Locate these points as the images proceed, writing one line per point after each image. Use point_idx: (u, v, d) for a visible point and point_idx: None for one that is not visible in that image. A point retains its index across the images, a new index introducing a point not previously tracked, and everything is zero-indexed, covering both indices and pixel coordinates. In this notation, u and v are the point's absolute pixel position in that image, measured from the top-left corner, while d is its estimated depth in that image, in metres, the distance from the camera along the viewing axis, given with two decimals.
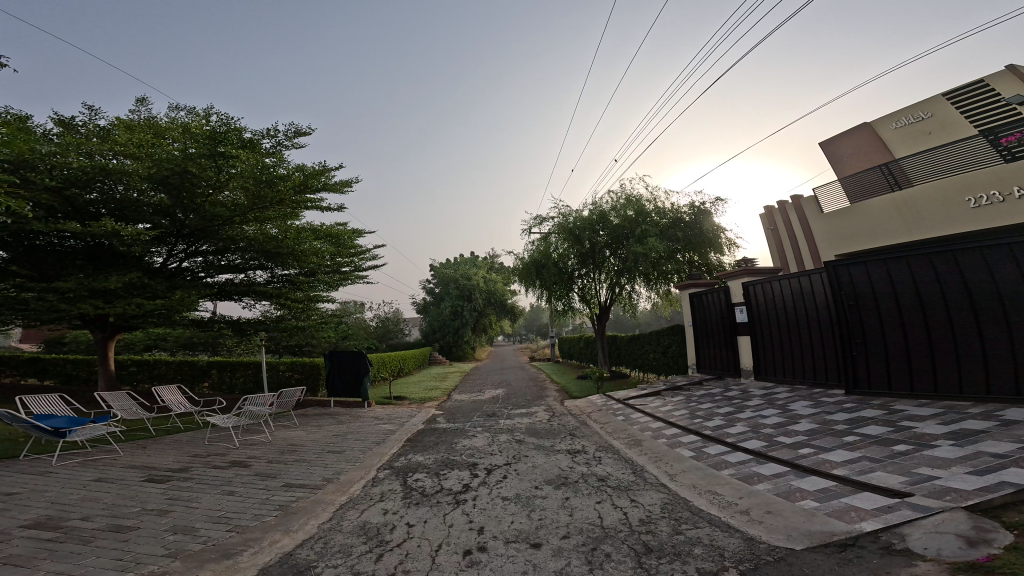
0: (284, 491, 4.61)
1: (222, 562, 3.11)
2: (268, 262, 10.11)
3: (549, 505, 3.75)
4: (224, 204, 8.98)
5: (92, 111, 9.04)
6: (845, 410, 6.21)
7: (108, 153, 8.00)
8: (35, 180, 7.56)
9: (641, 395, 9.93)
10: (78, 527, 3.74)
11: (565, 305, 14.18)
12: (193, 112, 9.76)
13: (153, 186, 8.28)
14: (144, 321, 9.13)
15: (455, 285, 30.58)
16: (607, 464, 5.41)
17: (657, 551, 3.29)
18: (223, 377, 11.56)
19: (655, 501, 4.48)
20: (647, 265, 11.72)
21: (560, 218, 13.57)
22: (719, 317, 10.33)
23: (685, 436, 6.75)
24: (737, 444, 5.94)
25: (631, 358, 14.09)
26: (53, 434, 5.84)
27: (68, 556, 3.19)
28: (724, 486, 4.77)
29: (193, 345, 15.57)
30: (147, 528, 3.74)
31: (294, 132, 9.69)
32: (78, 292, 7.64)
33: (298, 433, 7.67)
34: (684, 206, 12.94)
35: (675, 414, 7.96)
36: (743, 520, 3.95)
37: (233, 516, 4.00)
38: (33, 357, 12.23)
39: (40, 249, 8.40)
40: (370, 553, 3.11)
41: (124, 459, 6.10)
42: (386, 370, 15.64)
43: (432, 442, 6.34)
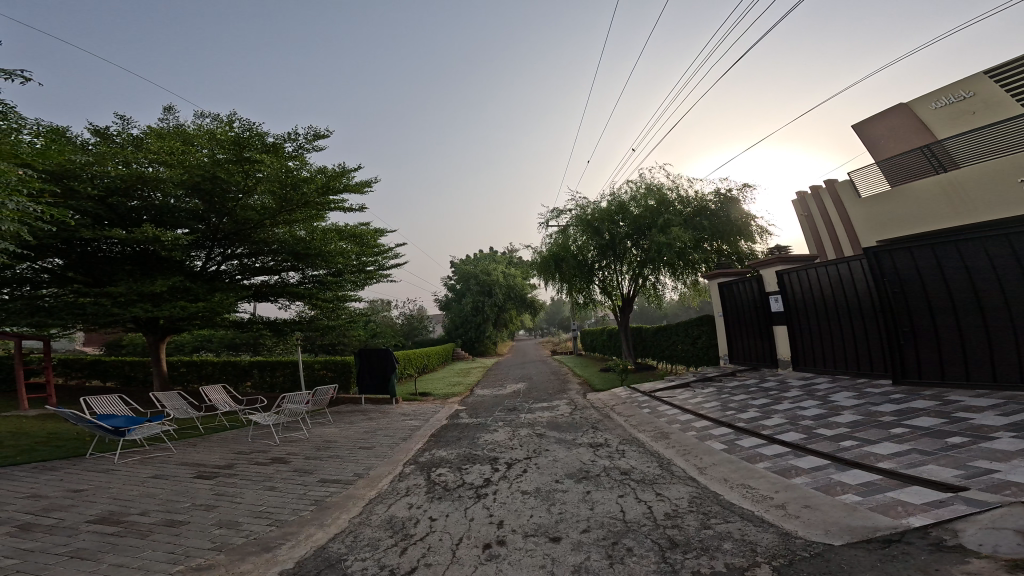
0: (319, 487, 4.72)
1: (261, 556, 3.19)
2: (299, 263, 10.35)
3: (569, 499, 3.70)
4: (253, 208, 9.28)
5: (126, 121, 9.41)
6: (891, 401, 5.91)
7: (144, 162, 8.32)
8: (79, 189, 7.92)
9: (671, 387, 9.74)
10: (136, 521, 3.92)
11: (587, 298, 14.11)
12: (217, 119, 10.04)
13: (188, 192, 8.77)
14: (190, 323, 9.49)
15: (476, 280, 30.59)
16: (631, 457, 5.32)
17: (683, 546, 3.21)
18: (263, 376, 11.95)
19: (683, 494, 4.37)
20: (672, 255, 11.45)
21: (577, 210, 13.38)
22: (752, 307, 10.02)
23: (716, 428, 6.57)
24: (773, 436, 5.74)
25: (658, 350, 13.85)
26: (114, 433, 6.12)
27: (127, 549, 3.35)
28: (758, 479, 4.62)
29: (236, 345, 16.18)
30: (195, 522, 3.88)
31: (314, 134, 9.84)
32: (129, 296, 7.99)
33: (333, 430, 7.85)
34: (709, 193, 12.60)
35: (706, 406, 7.77)
36: (779, 515, 3.81)
37: (272, 510, 4.12)
38: (93, 360, 12.92)
39: (92, 255, 8.83)
40: (395, 547, 3.14)
41: (177, 457, 6.37)
42: (412, 367, 15.85)
43: (456, 437, 6.39)
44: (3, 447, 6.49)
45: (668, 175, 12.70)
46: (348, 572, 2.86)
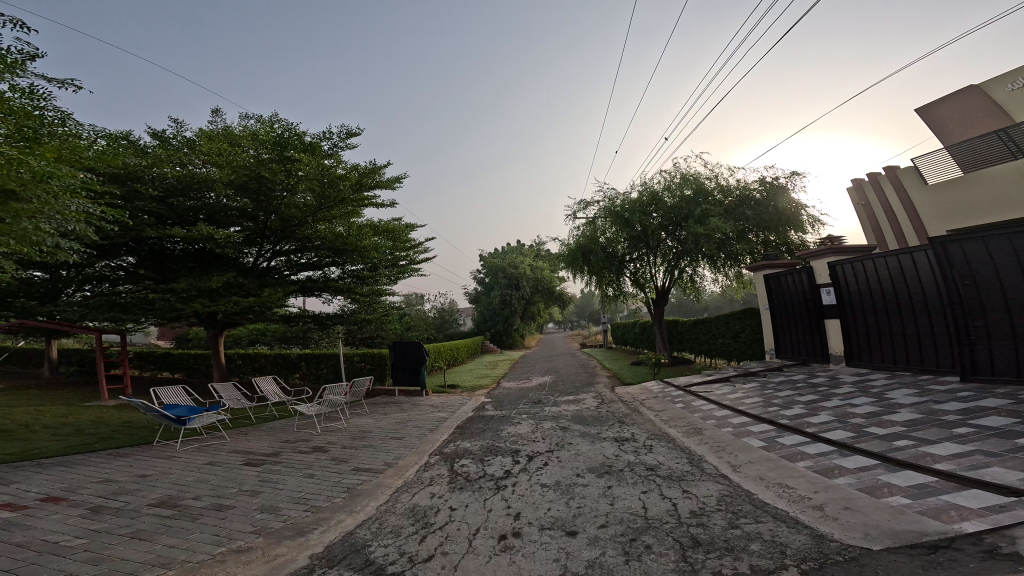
0: (353, 475, 4.88)
1: (295, 539, 3.33)
2: (340, 258, 10.62)
3: (589, 493, 3.67)
4: (297, 206, 9.62)
5: (180, 124, 9.96)
6: (956, 400, 5.50)
7: (197, 162, 8.78)
8: (144, 191, 8.49)
9: (710, 382, 9.46)
10: (189, 505, 4.18)
11: (617, 290, 13.98)
12: (260, 120, 10.47)
13: (237, 191, 9.12)
14: (244, 317, 9.96)
15: (504, 273, 30.69)
16: (659, 453, 5.20)
17: (706, 545, 3.11)
18: (310, 368, 12.43)
19: (711, 492, 4.24)
20: (711, 247, 11.16)
21: (606, 202, 13.12)
22: (802, 300, 9.55)
23: (756, 425, 6.33)
24: (818, 434, 5.47)
25: (695, 344, 13.49)
26: (177, 422, 6.48)
27: (178, 531, 3.57)
28: (798, 479, 4.42)
29: (287, 339, 16.90)
30: (240, 507, 4.10)
31: (346, 133, 10.09)
32: (190, 292, 8.48)
33: (368, 420, 8.08)
34: (752, 181, 12.04)
35: (746, 402, 7.50)
36: (815, 516, 3.64)
37: (309, 496, 4.29)
38: (163, 353, 13.81)
39: (159, 253, 9.43)
40: (416, 534, 3.18)
41: (231, 445, 6.73)
42: (442, 359, 16.12)
43: (481, 429, 6.44)
44: (83, 433, 7.04)
45: (705, 163, 12.19)
46: (370, 557, 2.93)
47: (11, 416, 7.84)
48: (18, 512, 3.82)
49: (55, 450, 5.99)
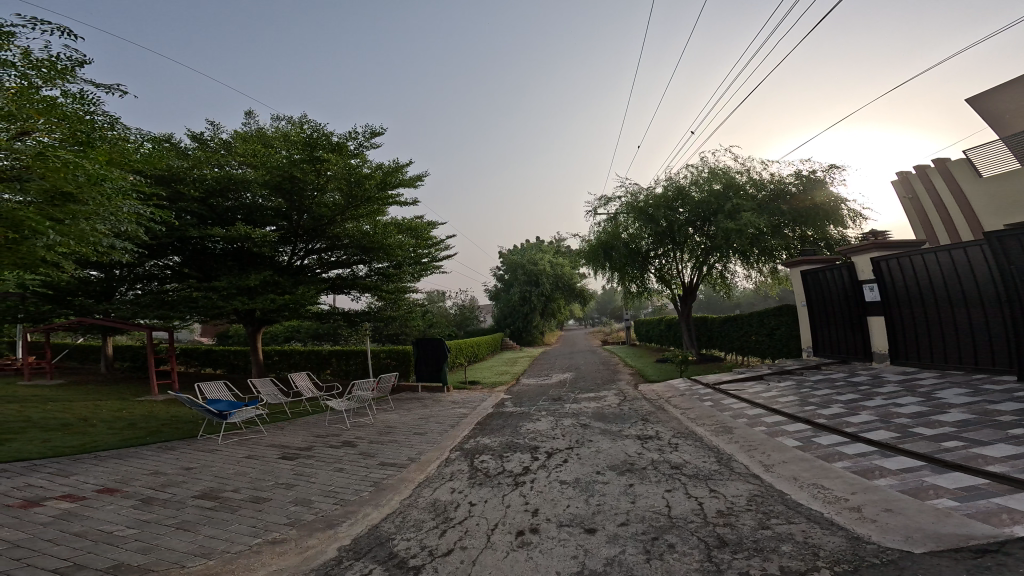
0: (379, 469, 4.93)
1: (325, 532, 3.35)
2: (367, 256, 10.83)
3: (610, 491, 3.61)
4: (327, 204, 9.72)
5: (216, 127, 10.36)
6: (1013, 400, 5.18)
7: (230, 163, 9.31)
8: (186, 192, 9.02)
9: (741, 380, 9.21)
10: (229, 498, 4.27)
11: (641, 286, 13.81)
12: (291, 121, 10.74)
13: (271, 191, 9.42)
14: (280, 314, 10.19)
15: (524, 270, 30.60)
16: (685, 451, 5.09)
17: (733, 545, 3.01)
18: (340, 364, 12.73)
19: (741, 492, 4.11)
20: (744, 242, 10.74)
21: (627, 198, 12.89)
22: (843, 297, 9.17)
23: (790, 424, 6.13)
24: (857, 434, 5.24)
25: (725, 340, 13.18)
26: (219, 417, 6.67)
27: (219, 522, 3.64)
28: (834, 479, 4.24)
29: (320, 335, 17.34)
30: (275, 500, 4.16)
31: (371, 132, 10.24)
32: (230, 290, 8.82)
33: (393, 416, 8.20)
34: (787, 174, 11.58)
35: (780, 400, 7.25)
36: (851, 517, 3.49)
37: (338, 490, 4.34)
38: (206, 349, 14.40)
39: (202, 252, 9.84)
40: (436, 528, 3.19)
41: (269, 439, 6.93)
42: (464, 356, 16.24)
43: (501, 425, 6.46)
44: (135, 427, 7.36)
45: (736, 156, 11.79)
46: (392, 550, 2.94)
47: (72, 409, 8.34)
48: (76, 502, 3.95)
49: (110, 443, 6.26)
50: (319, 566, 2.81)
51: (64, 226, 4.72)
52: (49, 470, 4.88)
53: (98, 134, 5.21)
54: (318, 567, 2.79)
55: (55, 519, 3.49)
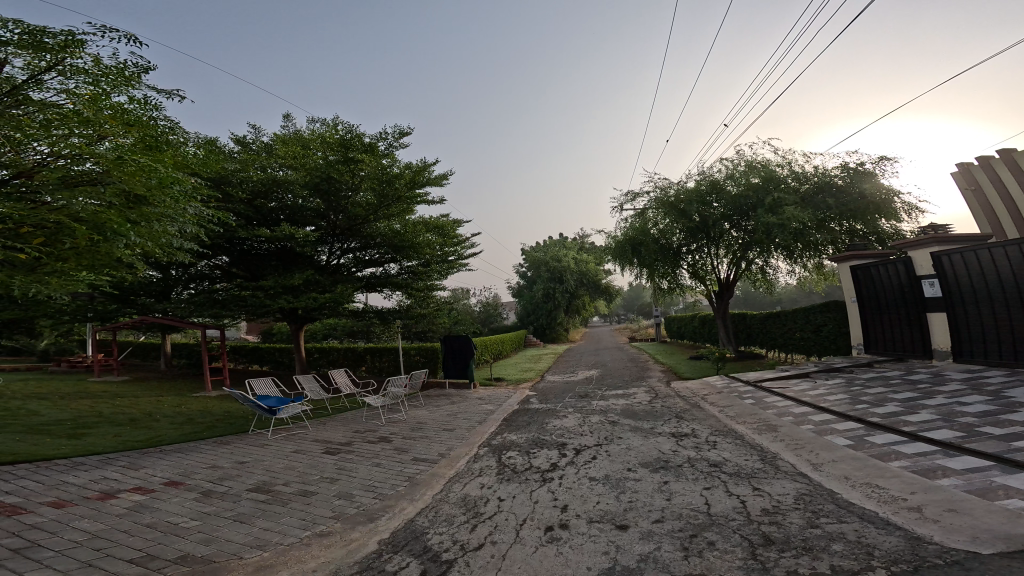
0: (411, 464, 4.84)
1: (366, 525, 3.24)
2: (397, 255, 11.00)
3: (642, 488, 3.53)
4: (361, 204, 10.04)
5: (257, 130, 10.78)
6: None
7: (275, 166, 9.58)
8: (233, 194, 9.44)
9: (783, 378, 8.81)
10: (281, 491, 4.03)
11: (673, 282, 13.50)
12: (325, 123, 11.05)
13: (310, 192, 9.75)
14: (321, 313, 10.48)
15: (547, 267, 30.31)
16: (724, 450, 4.89)
17: (780, 544, 2.86)
18: (374, 361, 12.98)
19: (787, 491, 3.90)
20: (786, 237, 10.29)
21: (656, 194, 12.59)
22: (897, 293, 8.66)
23: (841, 423, 5.80)
24: (916, 433, 4.91)
25: (763, 336, 12.73)
26: (268, 412, 6.77)
27: (273, 515, 3.45)
28: (890, 479, 3.98)
29: (355, 333, 17.71)
30: (322, 493, 3.95)
31: (399, 131, 10.46)
32: (277, 289, 9.15)
33: (424, 412, 8.23)
34: (833, 167, 10.98)
35: (828, 399, 6.88)
36: (910, 517, 3.25)
37: (376, 484, 4.18)
38: (253, 347, 14.92)
39: (249, 253, 10.29)
40: (467, 523, 3.17)
41: (314, 434, 6.77)
42: (489, 353, 16.28)
43: (527, 422, 6.40)
44: (194, 422, 7.57)
45: (776, 150, 11.34)
46: (425, 543, 2.91)
47: (136, 405, 8.80)
48: (147, 494, 3.89)
49: (172, 438, 6.33)
50: (360, 560, 2.74)
51: (138, 227, 4.69)
52: (121, 463, 4.91)
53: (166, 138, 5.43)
54: (360, 561, 2.72)
55: (129, 512, 3.44)
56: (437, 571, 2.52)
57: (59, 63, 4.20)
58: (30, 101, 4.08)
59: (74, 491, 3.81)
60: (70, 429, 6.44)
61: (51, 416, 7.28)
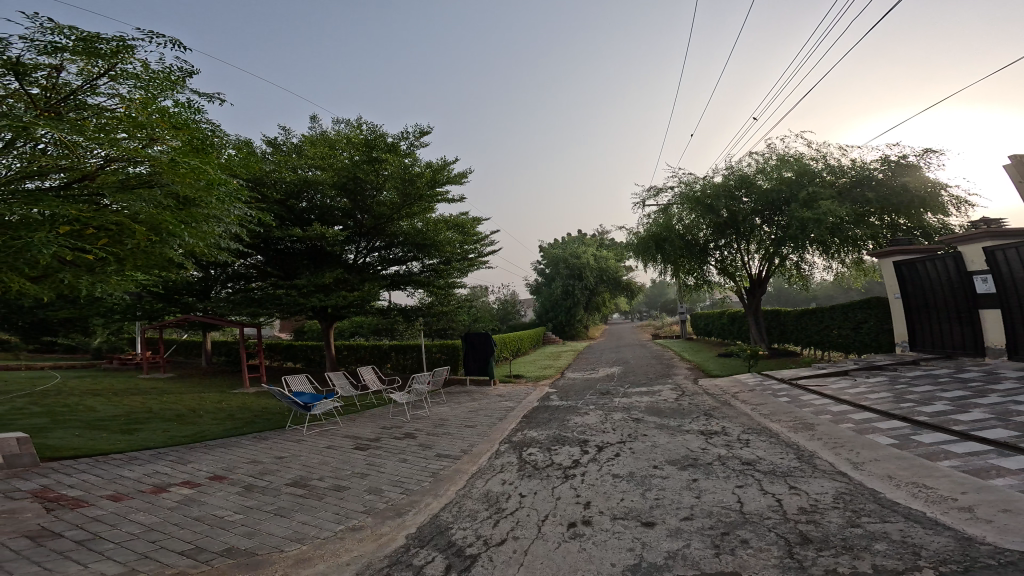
0: (435, 459, 4.86)
1: (394, 520, 3.27)
2: (421, 253, 11.09)
3: (669, 485, 3.47)
4: (385, 203, 10.29)
5: (287, 131, 11.15)
6: None
7: (305, 167, 9.85)
8: (268, 194, 9.78)
9: (821, 376, 8.48)
10: (317, 485, 4.12)
11: (700, 277, 13.27)
12: (349, 124, 11.34)
13: (338, 191, 10.05)
14: (349, 312, 10.69)
15: (565, 264, 30.13)
16: (757, 448, 4.73)
17: (818, 543, 2.74)
18: (399, 359, 13.16)
19: (826, 489, 3.74)
20: (823, 232, 9.80)
21: (682, 188, 12.42)
22: (945, 289, 8.24)
23: (885, 422, 5.53)
24: (967, 432, 4.63)
25: (797, 332, 12.34)
26: (304, 408, 6.90)
27: (310, 509, 3.53)
28: (938, 479, 3.76)
29: (380, 331, 18.00)
30: (354, 488, 4.02)
31: (419, 130, 10.62)
32: (310, 288, 9.42)
33: (446, 409, 8.28)
34: (871, 160, 10.52)
35: (870, 397, 6.58)
36: (960, 518, 3.06)
37: (403, 479, 4.21)
38: (287, 345, 15.36)
39: (283, 252, 10.61)
40: (489, 519, 3.16)
41: (345, 430, 6.87)
42: (507, 350, 16.28)
43: (547, 419, 6.36)
44: (235, 418, 7.81)
45: (809, 144, 11.03)
46: (450, 538, 2.91)
47: (182, 401, 9.17)
48: (194, 488, 4.02)
49: (215, 433, 6.57)
50: (389, 555, 2.76)
51: (187, 228, 4.82)
52: (171, 458, 5.11)
53: (210, 139, 5.57)
54: (389, 555, 2.74)
55: (179, 505, 3.57)
56: (461, 565, 2.53)
57: (111, 68, 4.21)
58: (87, 107, 4.17)
59: (130, 485, 3.99)
60: (123, 425, 6.77)
61: (105, 412, 7.67)
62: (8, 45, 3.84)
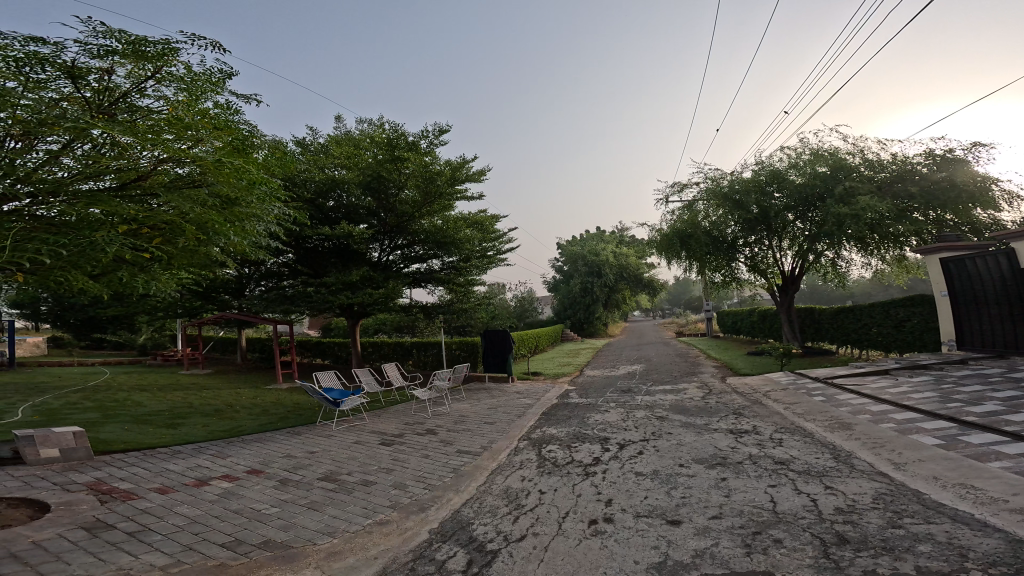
0: (456, 456, 4.88)
1: (418, 515, 3.29)
2: (442, 251, 11.15)
3: (695, 484, 3.40)
4: (407, 202, 10.49)
5: (313, 131, 11.44)
6: None
7: (331, 167, 10.06)
8: (299, 192, 10.01)
9: (860, 375, 8.14)
10: (346, 479, 4.19)
11: (728, 274, 13.04)
12: (372, 123, 11.56)
13: (363, 190, 10.26)
14: (375, 309, 10.86)
15: (585, 261, 29.85)
16: (792, 448, 4.57)
17: (856, 543, 2.62)
18: (420, 356, 13.28)
19: (864, 490, 3.58)
20: (860, 228, 9.51)
21: (708, 184, 12.20)
22: (994, 285, 7.82)
23: (930, 422, 5.26)
24: (1021, 433, 4.37)
25: (832, 330, 11.89)
26: (333, 404, 7.04)
27: (340, 503, 3.59)
28: (989, 480, 3.55)
29: (401, 329, 18.21)
30: (380, 482, 4.07)
31: (439, 129, 10.75)
32: (338, 285, 9.61)
33: (467, 405, 8.30)
34: (914, 154, 10.07)
35: (915, 397, 6.27)
36: (1012, 520, 2.88)
37: (426, 475, 4.25)
38: (316, 342, 15.69)
39: (313, 250, 10.83)
40: (509, 515, 3.15)
41: (371, 426, 7.00)
42: (525, 347, 16.22)
43: (566, 416, 6.32)
44: (269, 413, 8.02)
45: (845, 138, 10.59)
46: (472, 533, 2.91)
47: (220, 397, 9.47)
48: (233, 481, 4.15)
49: (252, 428, 6.77)
50: (412, 549, 2.78)
51: (232, 227, 4.40)
52: (211, 452, 5.28)
53: (252, 140, 5.54)
54: (413, 550, 2.76)
55: (219, 498, 3.69)
56: (482, 560, 2.52)
57: (157, 72, 3.99)
58: (137, 108, 3.86)
59: (174, 478, 4.15)
60: (168, 419, 7.04)
61: (150, 407, 8.00)
62: (61, 47, 3.64)
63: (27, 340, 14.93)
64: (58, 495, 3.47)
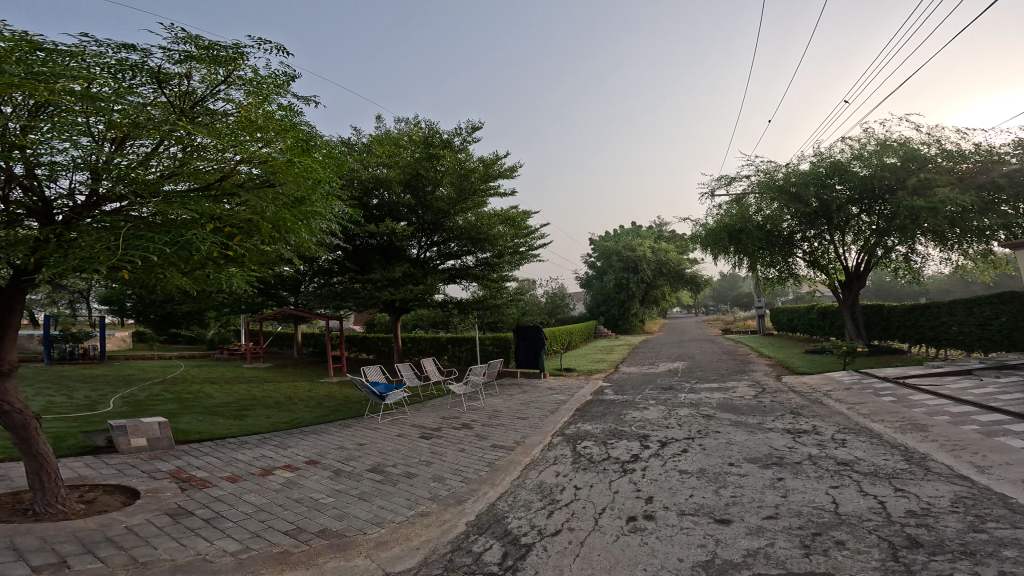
0: (491, 450, 4.94)
1: (457, 507, 3.37)
2: (476, 247, 11.31)
3: (748, 483, 3.27)
4: (444, 198, 10.83)
5: (357, 132, 11.92)
6: None
7: (372, 166, 10.48)
8: (347, 190, 10.44)
9: (939, 375, 7.52)
10: (392, 471, 4.35)
11: (785, 272, 12.51)
12: (408, 122, 11.93)
13: (403, 187, 10.66)
14: (416, 303, 11.21)
15: (618, 257, 29.28)
16: (856, 449, 4.30)
17: (931, 547, 2.45)
18: (455, 351, 13.52)
19: (939, 493, 3.32)
20: (939, 222, 8.86)
21: (759, 178, 11.72)
22: None
23: (1018, 424, 4.79)
24: None
25: (903, 329, 11.04)
26: (379, 397, 7.31)
27: (388, 494, 3.73)
28: None
29: (437, 325, 18.60)
30: (422, 475, 4.19)
31: (472, 127, 10.99)
32: (383, 282, 9.96)
33: (502, 400, 8.36)
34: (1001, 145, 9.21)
35: (1003, 398, 5.72)
36: None
37: (464, 468, 4.33)
38: (361, 337, 16.30)
39: (361, 247, 11.25)
40: (543, 509, 3.16)
41: (413, 419, 7.20)
42: (557, 344, 16.12)
43: (602, 412, 6.25)
44: (324, 406, 8.44)
45: (918, 128, 9.94)
46: (507, 527, 2.95)
47: (280, 390, 10.05)
48: (293, 472, 4.40)
49: (309, 420, 7.16)
50: (451, 540, 2.85)
51: (301, 226, 4.48)
52: (274, 443, 5.63)
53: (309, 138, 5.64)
54: (451, 541, 2.84)
55: (281, 488, 3.93)
56: (517, 553, 2.56)
57: (229, 75, 3.96)
58: (214, 113, 3.91)
59: (242, 468, 4.46)
60: (236, 411, 7.56)
61: (220, 399, 8.63)
62: (147, 53, 3.68)
63: (116, 335, 16.46)
64: (145, 483, 3.82)
